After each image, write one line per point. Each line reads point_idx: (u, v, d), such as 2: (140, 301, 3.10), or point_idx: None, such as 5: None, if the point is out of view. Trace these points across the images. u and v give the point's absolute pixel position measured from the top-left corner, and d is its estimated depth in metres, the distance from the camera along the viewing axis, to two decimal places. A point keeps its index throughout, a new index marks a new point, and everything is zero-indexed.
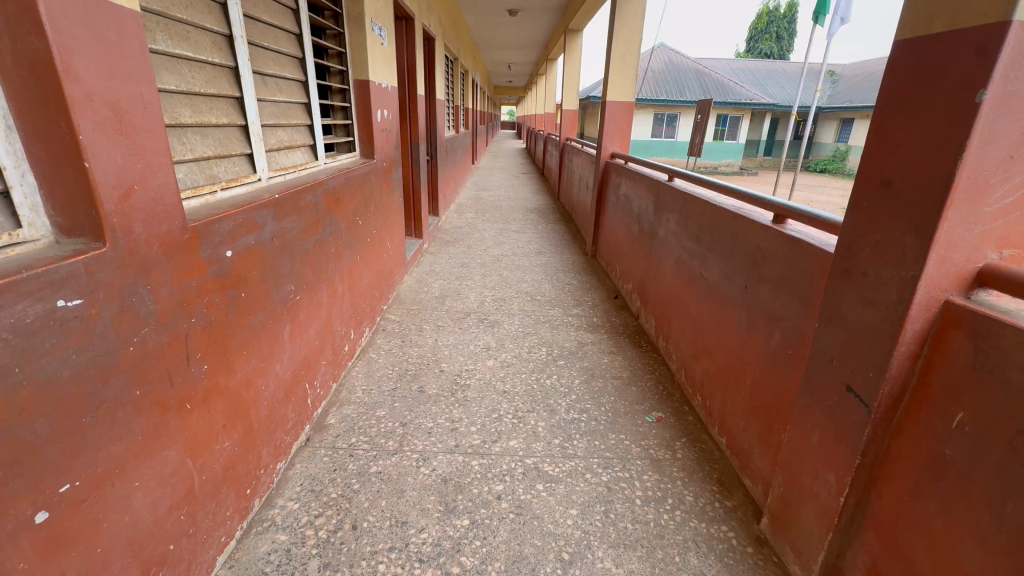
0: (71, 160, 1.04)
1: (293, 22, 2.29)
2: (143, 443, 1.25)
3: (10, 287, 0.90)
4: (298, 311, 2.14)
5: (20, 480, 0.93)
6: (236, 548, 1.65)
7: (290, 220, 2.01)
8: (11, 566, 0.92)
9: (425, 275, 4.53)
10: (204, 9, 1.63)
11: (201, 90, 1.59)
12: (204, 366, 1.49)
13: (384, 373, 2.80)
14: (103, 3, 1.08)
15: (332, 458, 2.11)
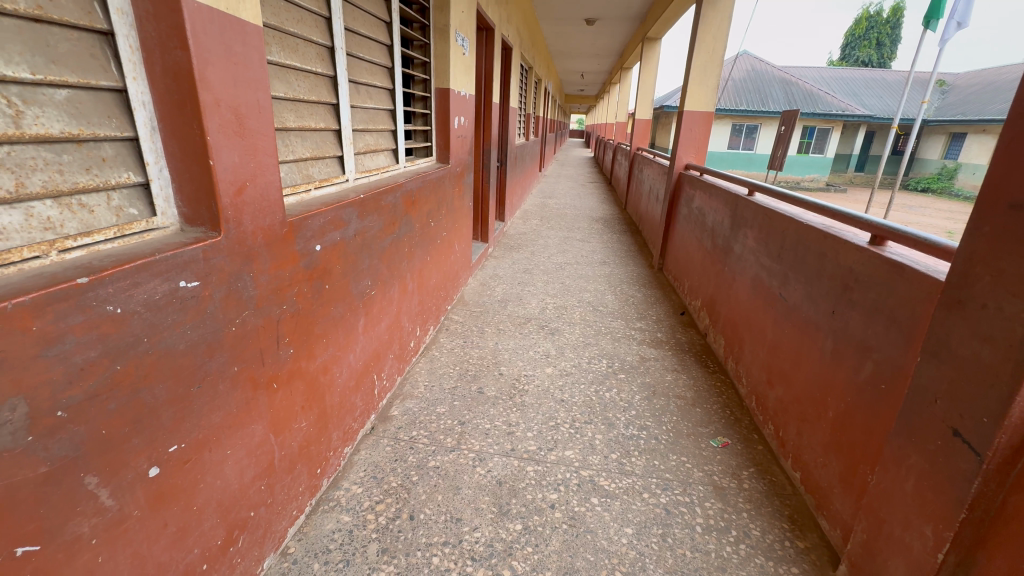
0: (198, 158, 1.17)
1: (386, 34, 2.44)
2: (236, 415, 1.37)
3: (146, 267, 1.02)
4: (372, 304, 2.26)
5: (141, 437, 1.06)
6: (305, 523, 1.77)
7: (371, 219, 2.14)
8: (127, 512, 1.04)
9: (489, 278, 4.62)
10: (312, 23, 1.78)
11: (304, 97, 1.73)
12: (290, 350, 1.62)
13: (446, 371, 2.89)
14: (234, 19, 1.21)
15: (394, 448, 2.20)
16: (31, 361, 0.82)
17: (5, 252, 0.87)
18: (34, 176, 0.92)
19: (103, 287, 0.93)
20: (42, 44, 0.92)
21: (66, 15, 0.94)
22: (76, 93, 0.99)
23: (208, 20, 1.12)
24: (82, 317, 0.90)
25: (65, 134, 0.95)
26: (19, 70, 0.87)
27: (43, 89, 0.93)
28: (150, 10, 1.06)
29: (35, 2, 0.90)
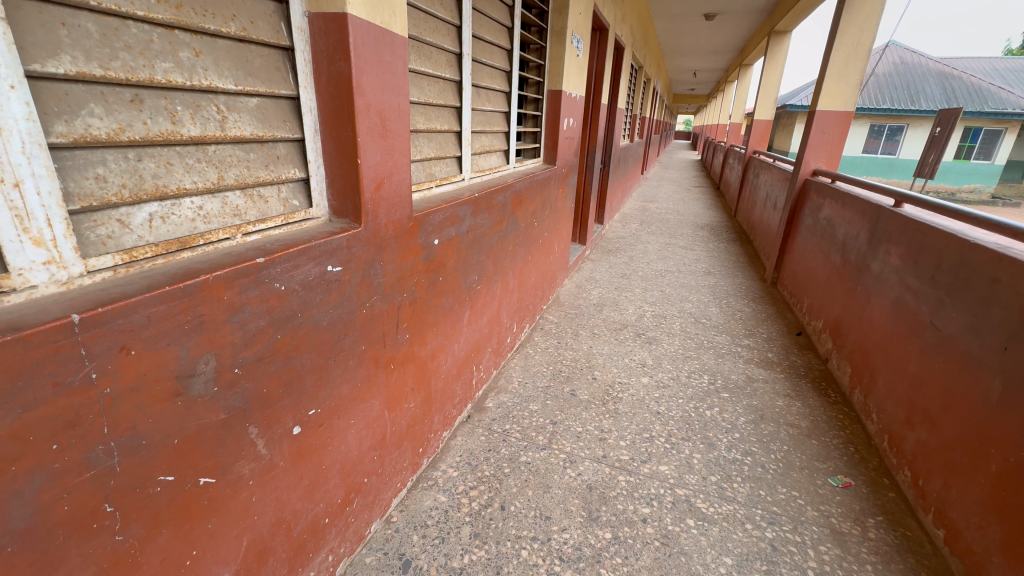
0: (349, 157, 1.31)
1: (506, 39, 2.52)
2: (360, 388, 1.52)
3: (305, 252, 1.17)
4: (477, 298, 2.36)
5: (290, 399, 1.22)
6: (407, 496, 1.91)
7: (483, 217, 2.23)
8: (275, 461, 1.20)
9: (585, 281, 4.58)
10: (444, 31, 1.90)
11: (433, 100, 1.85)
12: (406, 335, 1.75)
13: (540, 370, 2.92)
14: (386, 32, 1.34)
15: (488, 439, 2.28)
16: (221, 324, 0.98)
17: (207, 233, 1.05)
18: (230, 171, 1.09)
19: (274, 267, 1.09)
20: (244, 60, 1.09)
21: (263, 35, 1.11)
22: (263, 100, 1.16)
23: (367, 34, 1.25)
24: (257, 291, 1.06)
25: (254, 136, 1.12)
26: (227, 82, 1.05)
27: (241, 97, 1.10)
28: (323, 27, 1.21)
29: (243, 25, 1.07)
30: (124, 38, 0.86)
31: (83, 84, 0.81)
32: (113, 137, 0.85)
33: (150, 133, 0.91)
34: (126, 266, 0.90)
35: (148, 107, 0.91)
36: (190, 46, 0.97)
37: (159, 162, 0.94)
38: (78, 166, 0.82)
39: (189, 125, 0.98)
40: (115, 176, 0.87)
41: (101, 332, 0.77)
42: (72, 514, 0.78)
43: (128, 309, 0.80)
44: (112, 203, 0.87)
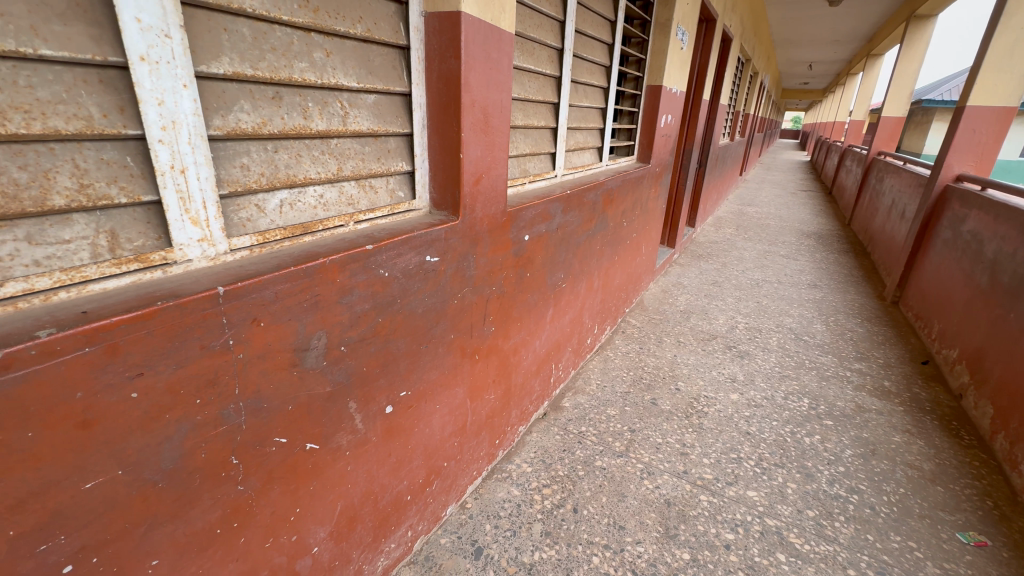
0: (452, 152, 1.36)
1: (609, 33, 2.45)
2: (447, 375, 1.57)
3: (407, 241, 1.23)
4: (561, 296, 2.35)
5: (385, 379, 1.29)
6: (481, 486, 1.95)
7: (573, 214, 2.20)
8: (369, 436, 1.28)
9: (672, 286, 4.37)
10: (548, 27, 1.88)
11: (533, 96, 1.85)
12: (492, 328, 1.77)
13: (619, 375, 2.83)
14: (495, 28, 1.36)
15: (563, 439, 2.26)
16: (333, 304, 1.06)
17: (325, 220, 1.14)
18: (347, 162, 1.17)
19: (380, 254, 1.15)
20: (366, 59, 1.16)
21: (384, 35, 1.18)
22: (379, 97, 1.23)
23: (477, 31, 1.27)
24: (365, 276, 1.13)
25: (371, 131, 1.20)
26: (351, 80, 1.13)
27: (361, 94, 1.17)
28: (437, 27, 1.26)
29: (368, 26, 1.14)
30: (270, 40, 0.95)
31: (236, 83, 0.91)
32: (256, 131, 0.95)
33: (286, 127, 1.01)
34: (260, 247, 1.00)
35: (285, 104, 1.00)
36: (323, 47, 1.05)
37: (291, 154, 1.04)
38: (229, 156, 0.92)
39: (317, 120, 1.07)
40: (256, 165, 0.97)
41: (238, 304, 0.86)
42: (207, 461, 0.88)
43: (260, 285, 0.89)
44: (252, 189, 0.97)
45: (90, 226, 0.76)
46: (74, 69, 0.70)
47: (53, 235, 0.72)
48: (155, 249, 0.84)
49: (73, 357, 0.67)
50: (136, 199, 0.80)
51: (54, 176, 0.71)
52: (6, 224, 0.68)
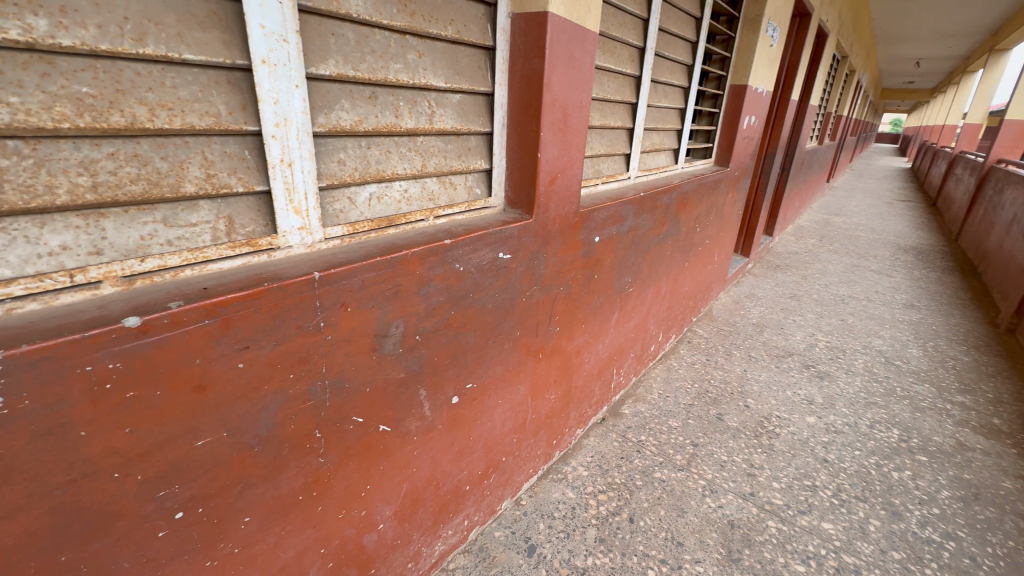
0: (530, 151, 1.37)
1: (693, 31, 2.36)
2: (511, 372, 1.59)
3: (483, 237, 1.26)
4: (627, 301, 2.30)
5: (454, 370, 1.33)
6: (536, 485, 1.95)
7: (645, 217, 2.15)
8: (436, 424, 1.33)
9: (744, 297, 4.13)
10: (631, 25, 1.84)
11: (611, 96, 1.82)
12: (557, 328, 1.77)
13: (683, 386, 2.73)
14: (580, 28, 1.35)
15: (621, 446, 2.21)
16: (412, 294, 1.11)
17: (408, 214, 1.19)
18: (431, 159, 1.22)
19: (457, 249, 1.19)
20: (454, 60, 1.20)
21: (471, 37, 1.22)
22: (464, 97, 1.27)
23: (562, 31, 1.27)
24: (442, 269, 1.17)
25: (454, 129, 1.24)
26: (439, 80, 1.17)
27: (448, 94, 1.22)
28: (523, 27, 1.27)
29: (458, 28, 1.18)
30: (370, 44, 1.01)
31: (339, 83, 0.97)
32: (353, 128, 1.01)
33: (380, 125, 1.07)
34: (350, 237, 1.07)
35: (380, 103, 1.06)
36: (415, 49, 1.10)
37: (381, 150, 1.09)
38: (329, 151, 0.99)
39: (407, 118, 1.12)
40: (351, 160, 1.04)
41: (330, 289, 0.93)
42: (295, 432, 0.96)
43: (350, 272, 0.95)
44: (346, 183, 1.03)
45: (212, 212, 0.85)
46: (208, 71, 0.79)
47: (183, 219, 0.81)
48: (263, 235, 0.92)
49: (195, 328, 0.75)
50: (250, 188, 0.88)
51: (187, 167, 0.80)
52: (148, 207, 0.77)
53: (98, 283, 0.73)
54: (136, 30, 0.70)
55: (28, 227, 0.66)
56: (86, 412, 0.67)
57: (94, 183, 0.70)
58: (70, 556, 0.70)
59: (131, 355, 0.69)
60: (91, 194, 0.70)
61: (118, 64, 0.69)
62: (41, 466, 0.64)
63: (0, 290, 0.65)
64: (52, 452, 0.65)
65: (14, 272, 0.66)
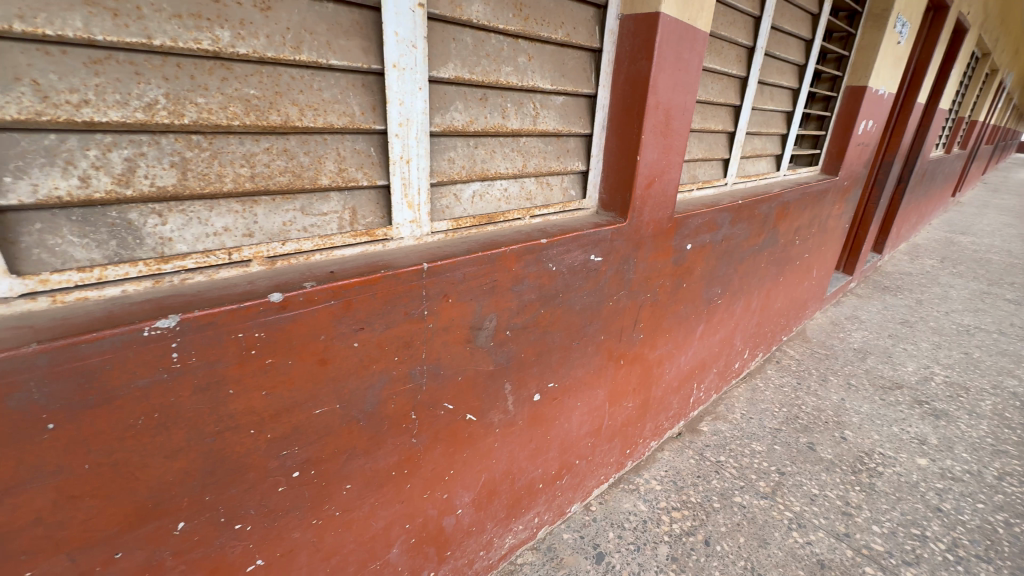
0: (629, 154, 1.35)
1: (808, 29, 2.19)
2: (592, 375, 1.58)
3: (577, 239, 1.27)
4: (715, 313, 2.18)
5: (538, 368, 1.34)
6: (607, 492, 1.92)
7: (741, 227, 2.03)
8: (517, 419, 1.36)
9: (845, 319, 3.76)
10: (742, 24, 1.75)
11: (715, 99, 1.74)
12: (641, 335, 1.73)
13: (770, 409, 2.54)
14: (690, 27, 1.31)
15: (697, 464, 2.11)
16: (507, 290, 1.14)
17: (506, 212, 1.23)
18: (531, 160, 1.25)
19: (552, 248, 1.21)
20: (560, 63, 1.22)
21: (579, 39, 1.22)
22: (567, 99, 1.28)
23: (672, 32, 1.25)
24: (536, 267, 1.19)
25: (556, 131, 1.25)
26: (546, 83, 1.19)
27: (552, 96, 1.23)
28: (632, 29, 1.26)
29: (567, 31, 1.19)
30: (486, 47, 1.05)
31: (455, 86, 1.02)
32: (464, 128, 1.06)
33: (488, 126, 1.11)
34: (453, 232, 1.12)
35: (490, 105, 1.10)
36: (526, 53, 1.13)
37: (487, 150, 1.14)
38: (441, 150, 1.05)
39: (513, 119, 1.16)
40: (459, 159, 1.09)
41: (436, 280, 0.98)
42: (394, 411, 1.03)
43: (454, 265, 1.00)
44: (454, 180, 1.09)
45: (340, 203, 0.93)
46: (348, 75, 0.87)
47: (316, 208, 0.90)
48: (380, 226, 1.00)
49: (323, 307, 0.83)
50: (373, 182, 0.95)
51: (323, 161, 0.88)
52: (290, 196, 0.86)
53: (248, 261, 0.83)
54: (294, 39, 0.78)
55: (201, 210, 0.77)
56: (235, 373, 0.76)
57: (252, 174, 0.80)
58: (213, 497, 0.81)
59: (273, 327, 0.78)
60: (249, 183, 0.80)
61: (278, 70, 0.78)
62: (198, 415, 0.74)
63: (177, 263, 0.76)
64: (207, 405, 0.75)
65: (189, 248, 0.77)
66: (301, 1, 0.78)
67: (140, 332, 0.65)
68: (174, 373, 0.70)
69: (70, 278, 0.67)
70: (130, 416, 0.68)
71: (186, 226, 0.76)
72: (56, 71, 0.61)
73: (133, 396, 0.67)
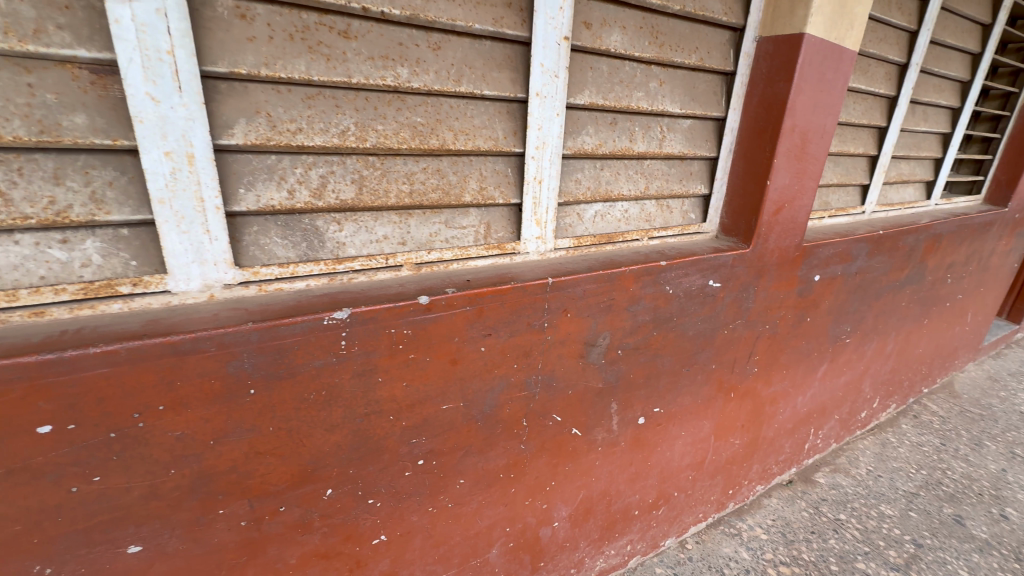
0: (757, 177, 1.30)
1: (976, 41, 1.94)
2: (699, 405, 1.52)
3: (696, 263, 1.24)
4: (841, 353, 1.98)
5: (644, 391, 1.33)
6: (704, 532, 1.81)
7: (881, 259, 1.83)
8: (619, 440, 1.35)
9: (1007, 375, 3.17)
10: (894, 39, 1.60)
11: (857, 120, 1.61)
12: (755, 368, 1.62)
13: (904, 469, 2.22)
14: (836, 47, 1.24)
15: (812, 519, 1.91)
16: (622, 309, 1.15)
17: (625, 233, 1.24)
18: (654, 183, 1.25)
19: (670, 271, 1.20)
20: (691, 87, 1.22)
21: (713, 63, 1.22)
22: (694, 122, 1.27)
23: (815, 52, 1.19)
24: (652, 289, 1.19)
25: (681, 154, 1.25)
26: (675, 107, 1.20)
27: (679, 119, 1.24)
28: (770, 51, 1.22)
29: (701, 56, 1.19)
30: (620, 74, 1.09)
31: (589, 111, 1.07)
32: (593, 151, 1.10)
33: (615, 149, 1.14)
34: (573, 250, 1.16)
35: (618, 129, 1.13)
36: (658, 78, 1.15)
37: (612, 172, 1.17)
38: (570, 171, 1.10)
39: (639, 142, 1.18)
40: (586, 180, 1.13)
41: (558, 294, 1.03)
42: (508, 416, 1.08)
43: (576, 282, 1.04)
44: (579, 200, 1.13)
45: (477, 219, 1.02)
46: (496, 103, 0.95)
47: (457, 222, 1.00)
48: (509, 241, 1.07)
49: (460, 312, 0.91)
50: (507, 200, 1.03)
51: (468, 180, 0.97)
52: (438, 211, 0.97)
53: (400, 266, 0.94)
54: (457, 74, 0.89)
55: (368, 220, 0.89)
56: (385, 363, 0.86)
57: (411, 190, 0.91)
58: (355, 470, 0.91)
59: (419, 326, 0.87)
60: (407, 199, 0.91)
61: (441, 100, 0.89)
62: (354, 397, 0.85)
63: (348, 264, 0.89)
64: (361, 388, 0.86)
65: (356, 252, 0.90)
66: (465, 41, 0.88)
67: (322, 321, 0.77)
68: (341, 358, 0.81)
69: (272, 271, 0.82)
70: (305, 390, 0.80)
71: (356, 233, 0.89)
72: (282, 105, 0.76)
73: (310, 373, 0.79)
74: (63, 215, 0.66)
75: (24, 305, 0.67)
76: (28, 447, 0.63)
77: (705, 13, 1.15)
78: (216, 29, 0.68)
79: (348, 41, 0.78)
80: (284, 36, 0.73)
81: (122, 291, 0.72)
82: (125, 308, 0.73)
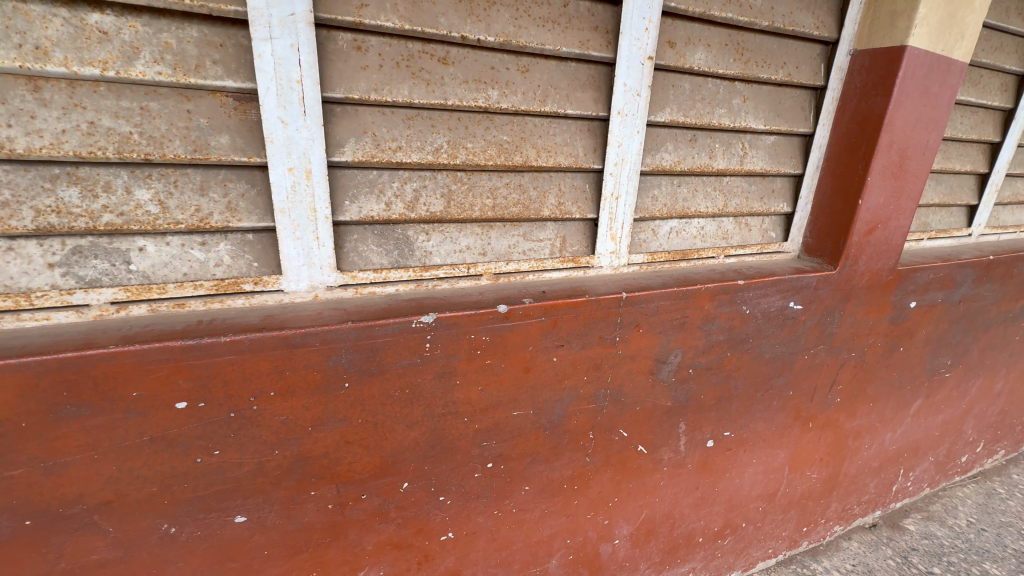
0: (847, 196, 1.23)
1: None
2: (773, 433, 1.44)
3: (776, 283, 1.20)
4: (939, 389, 1.80)
5: (714, 413, 1.29)
6: (773, 569, 1.70)
7: (991, 287, 1.65)
8: (686, 461, 1.31)
9: None
10: (1012, 48, 1.47)
11: (964, 136, 1.48)
12: (837, 398, 1.52)
13: (1014, 525, 1.96)
14: (943, 58, 1.16)
15: (899, 569, 1.74)
16: (696, 327, 1.13)
17: (700, 250, 1.23)
18: (732, 200, 1.23)
19: (748, 291, 1.16)
20: (777, 102, 1.19)
21: (801, 77, 1.18)
22: (779, 138, 1.23)
23: (918, 65, 1.12)
24: (728, 308, 1.16)
25: (763, 170, 1.22)
26: (759, 123, 1.17)
27: (763, 136, 1.21)
28: (866, 64, 1.16)
29: (789, 71, 1.16)
30: (702, 91, 1.08)
31: (668, 128, 1.08)
32: (672, 168, 1.10)
33: (694, 166, 1.13)
34: (647, 265, 1.16)
35: (698, 145, 1.13)
36: (742, 94, 1.13)
37: (690, 188, 1.16)
38: (646, 187, 1.10)
39: (719, 159, 1.16)
40: (662, 197, 1.13)
41: (631, 309, 1.03)
42: (575, 427, 1.09)
43: (650, 297, 1.04)
44: (654, 216, 1.13)
45: (554, 232, 1.05)
46: (578, 122, 0.99)
47: (535, 235, 1.03)
48: (583, 254, 1.09)
49: (535, 321, 0.94)
50: (584, 215, 1.05)
51: (547, 195, 1.01)
52: (517, 224, 1.01)
53: (480, 276, 0.99)
54: (542, 94, 0.93)
55: (453, 232, 0.95)
56: (463, 367, 0.91)
57: (494, 205, 0.96)
58: (430, 467, 0.96)
59: (496, 333, 0.91)
60: (490, 212, 0.96)
61: (526, 120, 0.94)
62: (433, 396, 0.91)
63: (433, 272, 0.95)
64: (440, 389, 0.91)
65: (441, 261, 0.96)
66: (551, 63, 0.92)
67: (410, 323, 0.83)
68: (425, 359, 0.87)
69: (368, 276, 0.90)
70: (391, 387, 0.86)
71: (441, 243, 0.95)
72: (386, 126, 0.84)
73: (396, 372, 0.86)
74: (205, 221, 0.77)
75: (170, 297, 0.78)
76: (167, 419, 0.74)
77: (795, 28, 1.12)
78: (336, 60, 0.77)
79: (447, 67, 0.84)
80: (392, 64, 0.81)
81: (245, 288, 0.82)
82: (246, 304, 0.83)
